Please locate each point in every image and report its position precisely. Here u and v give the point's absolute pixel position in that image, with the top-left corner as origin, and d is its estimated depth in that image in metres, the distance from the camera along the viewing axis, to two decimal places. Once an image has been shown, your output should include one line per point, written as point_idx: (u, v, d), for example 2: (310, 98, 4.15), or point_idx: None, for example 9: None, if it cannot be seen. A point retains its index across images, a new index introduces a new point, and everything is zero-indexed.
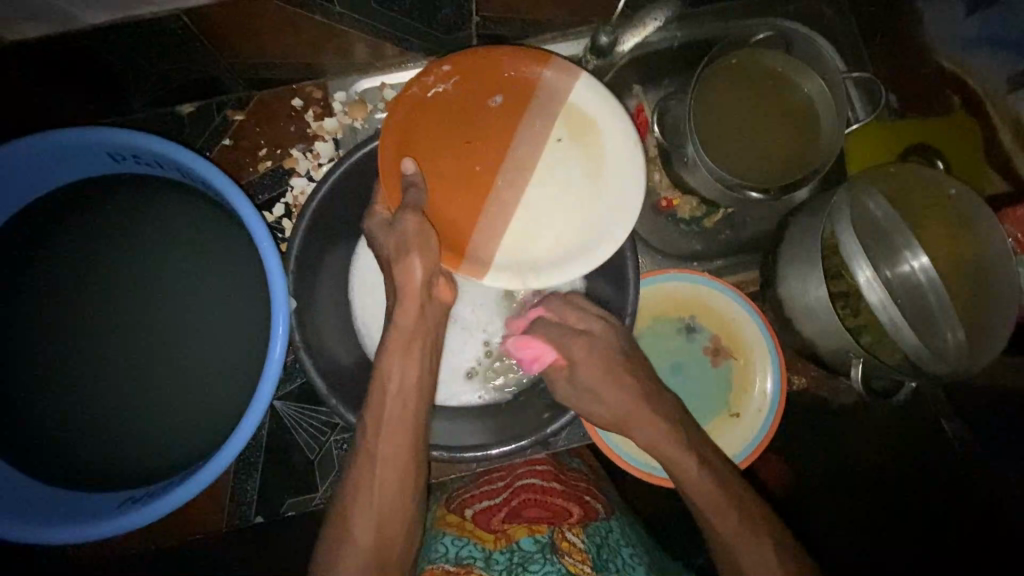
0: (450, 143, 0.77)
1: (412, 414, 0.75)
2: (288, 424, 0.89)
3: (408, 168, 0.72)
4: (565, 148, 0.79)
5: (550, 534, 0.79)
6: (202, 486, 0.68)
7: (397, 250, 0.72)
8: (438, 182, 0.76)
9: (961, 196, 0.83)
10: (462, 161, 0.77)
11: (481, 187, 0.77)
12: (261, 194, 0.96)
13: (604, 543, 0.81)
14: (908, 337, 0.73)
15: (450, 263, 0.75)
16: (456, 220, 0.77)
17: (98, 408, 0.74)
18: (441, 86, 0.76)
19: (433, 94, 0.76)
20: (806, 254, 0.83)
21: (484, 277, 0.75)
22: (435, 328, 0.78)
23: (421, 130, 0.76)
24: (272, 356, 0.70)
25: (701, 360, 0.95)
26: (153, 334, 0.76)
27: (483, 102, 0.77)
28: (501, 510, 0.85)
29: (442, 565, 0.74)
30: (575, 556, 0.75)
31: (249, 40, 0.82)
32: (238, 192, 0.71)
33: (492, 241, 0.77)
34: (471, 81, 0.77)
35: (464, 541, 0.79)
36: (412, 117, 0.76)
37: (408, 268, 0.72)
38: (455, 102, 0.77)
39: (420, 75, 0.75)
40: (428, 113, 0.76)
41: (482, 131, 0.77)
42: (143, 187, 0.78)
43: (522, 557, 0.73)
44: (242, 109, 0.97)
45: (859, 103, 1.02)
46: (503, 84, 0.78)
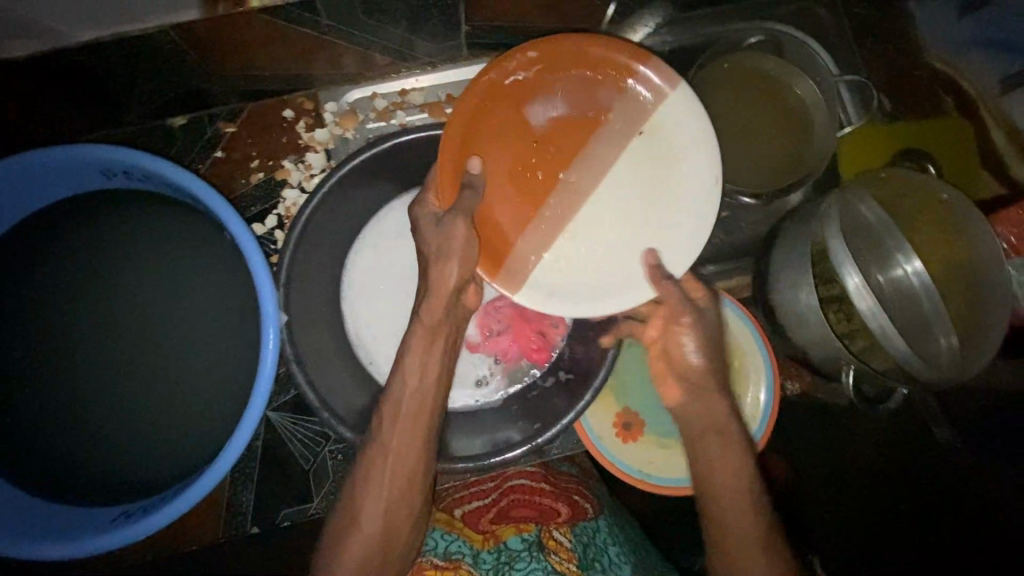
0: (517, 143, 0.75)
1: (427, 416, 0.74)
2: (282, 435, 0.89)
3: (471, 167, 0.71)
4: (636, 156, 0.75)
5: (537, 532, 0.81)
6: (196, 500, 0.68)
7: (438, 251, 0.71)
8: (494, 181, 0.74)
9: (952, 202, 0.82)
10: (522, 163, 0.75)
11: (535, 195, 0.75)
12: (254, 205, 0.96)
13: (590, 542, 0.83)
14: (899, 346, 0.73)
15: (487, 272, 0.73)
16: (504, 228, 0.75)
17: (92, 422, 0.75)
18: (522, 74, 0.72)
19: (511, 83, 0.72)
20: (797, 260, 0.82)
21: (525, 292, 0.73)
22: (454, 331, 0.78)
23: (490, 122, 0.73)
24: (263, 369, 0.70)
25: None
26: (145, 349, 0.76)
27: (553, 99, 0.74)
28: (493, 507, 0.88)
29: (431, 560, 0.78)
30: (562, 556, 0.78)
31: (239, 53, 0.83)
32: (228, 206, 0.72)
33: (536, 254, 0.75)
34: (553, 76, 0.73)
35: (453, 537, 0.82)
36: (486, 107, 0.72)
37: (444, 271, 0.71)
38: (528, 95, 0.73)
39: (501, 61, 0.70)
40: (500, 104, 0.73)
41: (549, 133, 0.74)
42: (135, 203, 0.78)
43: (508, 556, 0.77)
44: (234, 121, 0.97)
45: (852, 105, 1.00)
46: (584, 85, 0.74)
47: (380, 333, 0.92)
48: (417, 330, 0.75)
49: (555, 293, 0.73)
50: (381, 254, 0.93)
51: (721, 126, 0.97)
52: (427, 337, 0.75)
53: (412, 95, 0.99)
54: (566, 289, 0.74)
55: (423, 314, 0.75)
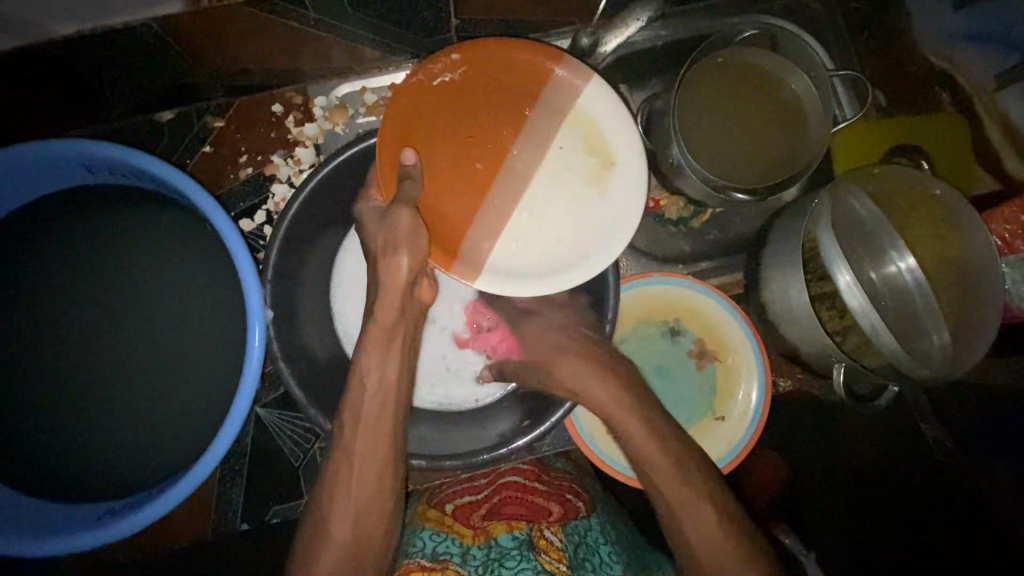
0: (453, 137, 0.76)
1: (389, 419, 0.72)
2: (272, 432, 0.89)
3: (407, 159, 0.70)
4: (567, 146, 0.77)
5: (528, 530, 0.80)
6: (181, 497, 0.68)
7: (385, 245, 0.70)
8: (434, 174, 0.75)
9: (944, 196, 0.80)
10: (462, 158, 0.76)
11: (479, 187, 0.76)
12: (243, 200, 0.96)
13: (582, 541, 0.82)
14: (889, 343, 0.72)
15: (441, 263, 0.73)
16: (453, 221, 0.75)
17: (78, 421, 0.74)
18: (448, 76, 0.75)
19: (438, 84, 0.74)
20: (790, 257, 0.82)
21: (478, 278, 0.72)
22: (414, 330, 0.76)
23: (425, 121, 0.75)
24: (248, 367, 0.70)
25: (686, 364, 0.94)
26: (131, 346, 0.76)
27: (473, 95, 0.76)
28: (482, 505, 0.87)
29: (419, 561, 0.74)
30: (552, 555, 0.75)
31: (225, 47, 0.82)
32: (211, 203, 0.71)
33: (487, 243, 0.75)
34: (476, 73, 0.75)
35: (442, 536, 0.79)
36: (417, 106, 0.74)
37: (393, 264, 0.70)
38: (456, 94, 0.75)
39: (425, 64, 0.73)
40: (433, 103, 0.75)
41: (481, 128, 0.76)
42: (119, 199, 0.77)
43: (499, 553, 0.75)
44: (222, 115, 0.96)
45: (847, 101, 1.00)
46: (507, 83, 0.76)
47: None
48: (373, 327, 0.73)
49: (506, 281, 0.73)
50: None
51: (715, 120, 0.96)
52: (386, 335, 0.73)
53: None
54: (516, 277, 0.73)
55: (412, 310, 0.74)
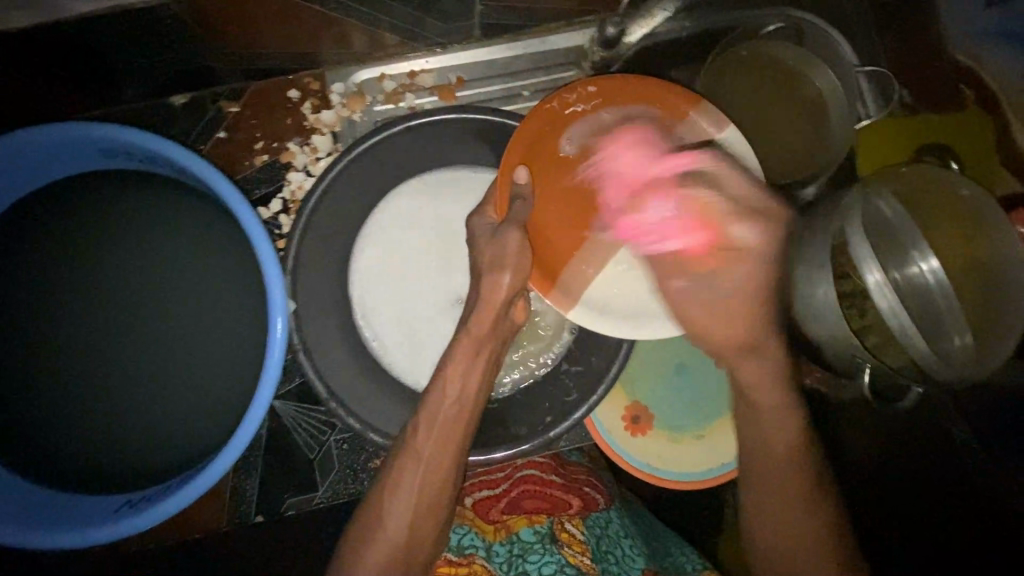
0: (573, 171, 0.76)
1: (466, 419, 0.73)
2: (288, 424, 0.88)
3: (517, 178, 0.71)
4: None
5: (549, 523, 0.82)
6: (202, 490, 0.67)
7: (492, 261, 0.71)
8: (545, 199, 0.76)
9: (973, 196, 0.81)
10: (579, 188, 0.76)
11: (588, 221, 0.77)
12: (258, 189, 0.94)
13: (603, 534, 0.83)
14: (915, 341, 0.71)
15: (539, 287, 0.74)
16: (559, 248, 0.77)
17: (92, 411, 0.73)
18: (581, 106, 0.75)
19: (569, 112, 0.75)
20: (816, 256, 0.78)
21: (572, 310, 0.74)
22: (502, 346, 0.76)
23: (547, 150, 0.75)
24: (269, 359, 0.68)
25: (706, 361, 0.93)
26: (147, 336, 0.74)
27: (597, 129, 0.75)
28: (501, 499, 0.88)
29: (446, 556, 0.79)
30: (575, 548, 0.78)
31: (243, 30, 0.81)
32: (233, 191, 0.69)
33: (586, 272, 0.77)
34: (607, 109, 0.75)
35: (466, 529, 0.83)
36: (544, 132, 0.74)
37: (495, 282, 0.71)
38: (585, 124, 0.75)
39: (561, 91, 0.73)
40: (560, 132, 0.75)
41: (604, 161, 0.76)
42: (136, 184, 0.75)
43: (521, 548, 0.78)
44: (237, 100, 0.93)
45: (871, 96, 0.98)
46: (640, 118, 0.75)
47: (385, 318, 0.89)
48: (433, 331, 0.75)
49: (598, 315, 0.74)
50: (392, 238, 0.89)
51: (739, 117, 0.96)
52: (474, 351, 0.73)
53: (422, 77, 0.96)
54: (603, 312, 0.75)
55: (491, 306, 0.73)
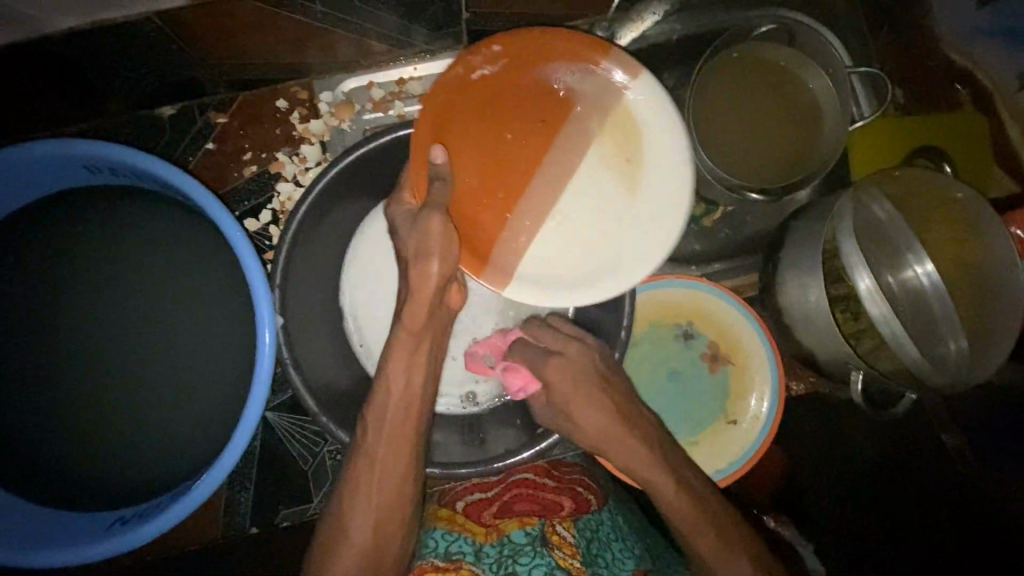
0: (491, 136, 0.75)
1: (411, 427, 0.73)
2: (281, 435, 0.88)
3: (436, 157, 0.69)
4: (599, 151, 0.76)
5: (540, 526, 0.83)
6: (192, 507, 0.67)
7: (417, 250, 0.69)
8: (466, 172, 0.74)
9: (966, 200, 0.80)
10: (496, 155, 0.75)
11: (514, 190, 0.75)
12: (247, 201, 0.93)
13: (594, 536, 0.85)
14: (909, 351, 0.71)
15: (470, 269, 0.73)
16: (486, 226, 0.75)
17: (81, 429, 0.73)
18: (488, 68, 0.73)
19: (476, 77, 0.73)
20: (808, 259, 0.79)
21: (508, 287, 0.73)
22: (440, 333, 0.75)
23: (460, 119, 0.74)
24: (258, 375, 0.68)
25: (699, 367, 0.92)
26: (135, 352, 0.74)
27: (505, 93, 0.74)
28: (494, 502, 0.91)
29: (432, 560, 0.78)
30: (566, 550, 0.79)
31: (227, 42, 0.80)
32: (218, 206, 0.69)
33: (518, 247, 0.75)
34: (510, 70, 0.74)
35: (454, 536, 0.83)
36: (455, 100, 0.73)
37: (423, 273, 0.69)
38: (496, 88, 0.74)
39: (465, 56, 0.72)
40: (470, 97, 0.74)
41: (522, 125, 0.75)
42: (123, 199, 0.75)
43: (512, 550, 0.78)
44: (225, 111, 0.94)
45: (865, 97, 0.99)
46: (553, 79, 0.75)
47: (379, 327, 0.90)
48: (399, 340, 0.72)
49: (534, 287, 0.74)
50: (384, 250, 0.90)
51: (732, 120, 0.95)
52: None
53: (411, 85, 0.96)
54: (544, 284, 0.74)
55: (440, 305, 0.72)
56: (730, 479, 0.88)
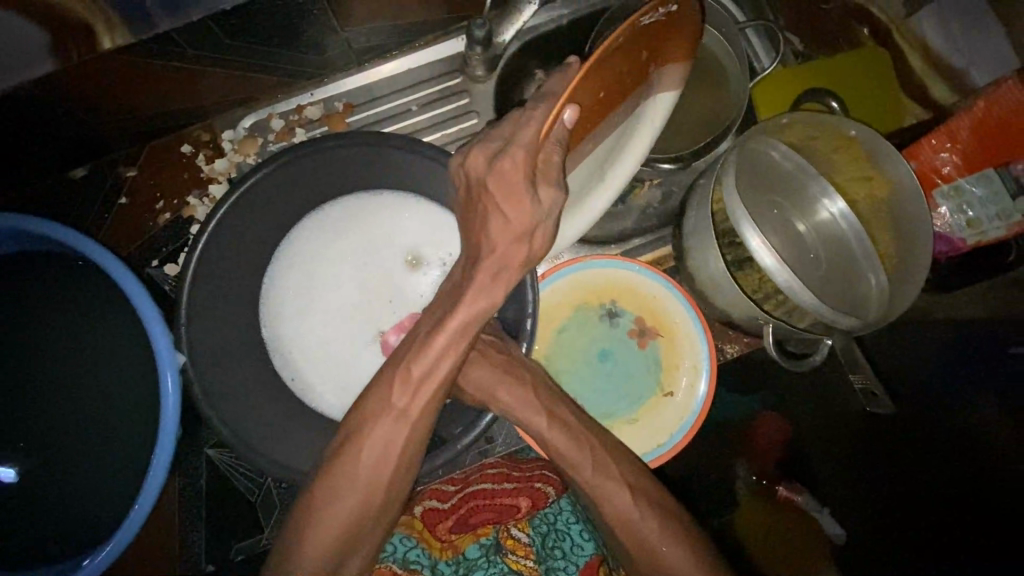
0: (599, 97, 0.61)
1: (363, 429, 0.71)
2: (224, 471, 0.89)
3: (566, 118, 0.55)
4: (641, 128, 0.70)
5: (495, 534, 0.85)
6: (121, 548, 0.69)
7: None
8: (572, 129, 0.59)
9: (861, 137, 0.77)
10: (591, 118, 0.62)
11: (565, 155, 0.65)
12: (164, 247, 0.95)
13: (551, 528, 0.87)
14: (806, 299, 0.69)
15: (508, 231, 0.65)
16: None
17: (17, 494, 0.75)
18: (659, 15, 0.57)
19: (651, 22, 0.57)
20: (703, 225, 0.78)
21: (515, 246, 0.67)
22: None
23: (595, 81, 0.56)
24: (166, 415, 0.70)
25: (628, 343, 0.91)
26: (58, 412, 0.76)
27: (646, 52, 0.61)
28: (451, 513, 0.87)
29: (391, 566, 0.82)
30: (519, 553, 0.83)
31: (113, 100, 0.83)
32: (107, 257, 0.70)
33: None
34: (661, 30, 0.59)
35: (412, 542, 0.84)
36: (621, 44, 0.55)
37: None
38: (647, 42, 0.59)
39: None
40: (618, 59, 0.57)
41: (622, 88, 0.63)
42: (30, 264, 0.78)
43: (466, 567, 0.82)
44: (133, 164, 0.96)
45: (762, 52, 0.98)
46: (661, 57, 0.64)
47: (312, 352, 0.93)
48: None
49: None
50: (305, 274, 0.93)
51: None
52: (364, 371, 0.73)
53: (309, 110, 0.97)
54: None
55: None
56: (673, 450, 0.88)
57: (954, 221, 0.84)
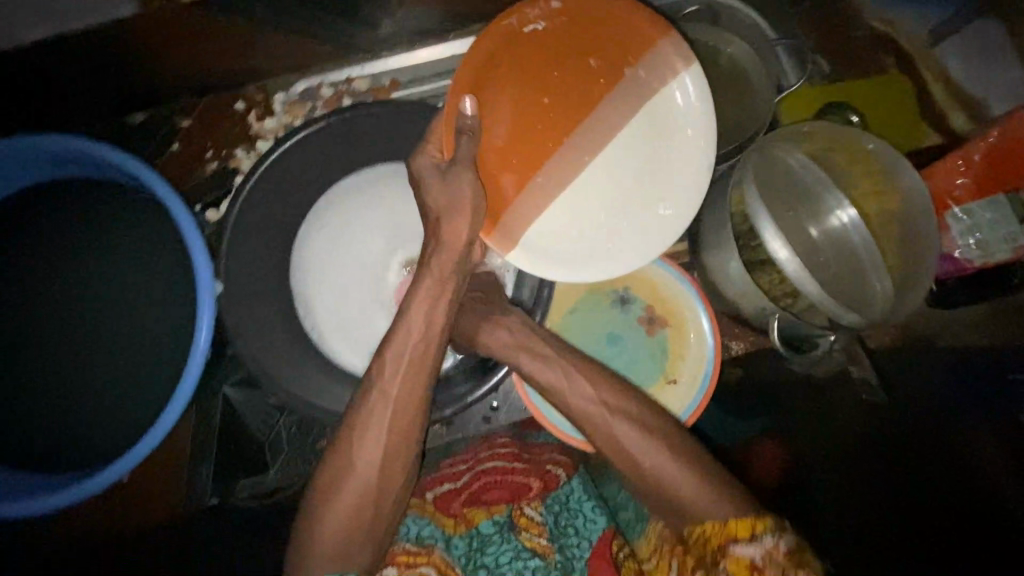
0: (530, 98, 0.75)
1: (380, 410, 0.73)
2: (240, 410, 0.94)
3: (467, 109, 0.69)
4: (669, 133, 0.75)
5: (509, 511, 0.83)
6: (135, 463, 0.73)
7: (448, 207, 0.73)
8: (499, 124, 0.74)
9: (879, 150, 0.82)
10: (535, 118, 0.76)
11: (541, 152, 0.77)
12: (208, 193, 1.01)
13: (563, 509, 0.85)
14: (819, 294, 0.72)
15: (484, 233, 0.77)
16: (505, 188, 0.77)
17: (52, 398, 0.82)
18: (543, 22, 0.71)
19: (532, 30, 0.71)
20: (720, 224, 0.83)
21: (512, 252, 0.76)
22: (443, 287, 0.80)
23: (505, 84, 0.73)
24: (197, 343, 0.75)
25: (637, 330, 0.94)
26: (99, 329, 0.82)
27: (564, 57, 0.74)
28: (464, 490, 0.87)
29: (404, 545, 0.77)
30: (533, 531, 0.81)
31: (177, 51, 0.89)
32: (161, 188, 0.76)
33: (529, 215, 0.78)
34: (569, 32, 0.73)
35: (426, 522, 0.81)
36: (500, 50, 0.71)
37: (452, 227, 0.73)
38: (549, 45, 0.73)
39: (520, 6, 0.70)
40: (515, 65, 0.73)
41: (563, 87, 0.75)
42: (88, 192, 0.84)
43: (480, 541, 0.79)
44: (189, 115, 1.03)
45: (792, 68, 1.02)
46: (606, 55, 0.74)
47: (336, 305, 0.98)
48: None
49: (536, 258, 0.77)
50: (339, 234, 0.99)
51: None
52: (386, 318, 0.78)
53: (358, 82, 1.03)
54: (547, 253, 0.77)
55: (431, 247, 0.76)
56: None
57: (963, 245, 0.87)
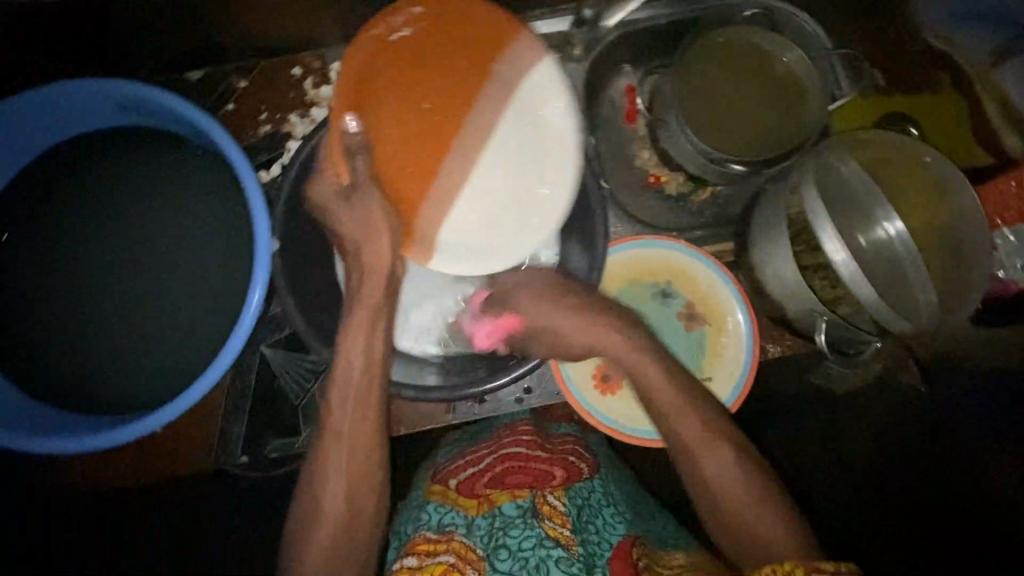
0: (413, 107, 0.77)
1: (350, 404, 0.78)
2: (276, 371, 0.95)
3: (349, 123, 0.70)
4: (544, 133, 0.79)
5: (531, 498, 0.82)
6: (174, 415, 0.73)
7: (363, 231, 0.76)
8: (380, 133, 0.76)
9: (935, 162, 0.83)
10: (419, 126, 0.78)
11: (432, 159, 0.79)
12: (259, 153, 1.02)
13: (586, 503, 0.84)
14: (875, 302, 0.73)
15: (402, 248, 0.79)
16: (414, 197, 0.79)
17: (99, 339, 0.83)
18: (407, 30, 0.74)
19: (396, 38, 0.73)
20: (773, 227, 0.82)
21: (432, 260, 0.79)
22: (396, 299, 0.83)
23: (376, 89, 0.75)
24: (251, 302, 0.76)
25: (676, 325, 0.96)
26: (152, 274, 0.84)
27: (410, 57, 0.75)
28: (485, 474, 0.87)
29: (425, 534, 0.78)
30: (557, 520, 0.78)
31: None
32: (227, 143, 0.76)
33: (437, 220, 0.80)
34: (440, 36, 0.75)
35: (447, 509, 0.81)
36: (375, 59, 0.73)
37: (374, 251, 0.77)
38: (412, 52, 0.75)
39: (384, 16, 0.72)
40: (383, 73, 0.75)
41: (448, 94, 0.77)
42: (149, 142, 0.85)
43: (503, 522, 0.78)
44: (245, 76, 1.02)
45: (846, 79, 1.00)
46: (462, 63, 0.77)
47: None
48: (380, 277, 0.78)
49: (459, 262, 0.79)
50: None
51: (714, 104, 0.97)
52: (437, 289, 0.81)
53: None
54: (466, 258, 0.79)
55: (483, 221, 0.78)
56: None
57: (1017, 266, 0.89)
